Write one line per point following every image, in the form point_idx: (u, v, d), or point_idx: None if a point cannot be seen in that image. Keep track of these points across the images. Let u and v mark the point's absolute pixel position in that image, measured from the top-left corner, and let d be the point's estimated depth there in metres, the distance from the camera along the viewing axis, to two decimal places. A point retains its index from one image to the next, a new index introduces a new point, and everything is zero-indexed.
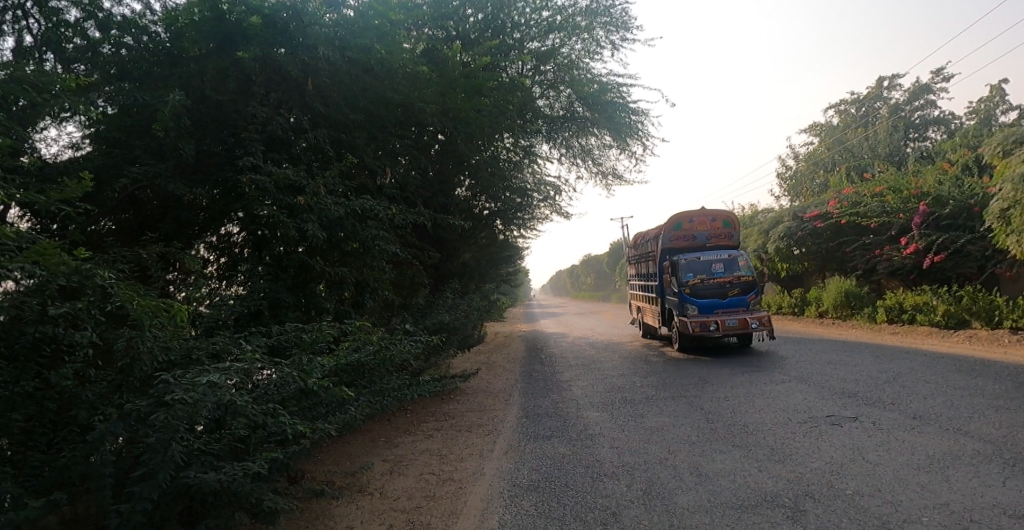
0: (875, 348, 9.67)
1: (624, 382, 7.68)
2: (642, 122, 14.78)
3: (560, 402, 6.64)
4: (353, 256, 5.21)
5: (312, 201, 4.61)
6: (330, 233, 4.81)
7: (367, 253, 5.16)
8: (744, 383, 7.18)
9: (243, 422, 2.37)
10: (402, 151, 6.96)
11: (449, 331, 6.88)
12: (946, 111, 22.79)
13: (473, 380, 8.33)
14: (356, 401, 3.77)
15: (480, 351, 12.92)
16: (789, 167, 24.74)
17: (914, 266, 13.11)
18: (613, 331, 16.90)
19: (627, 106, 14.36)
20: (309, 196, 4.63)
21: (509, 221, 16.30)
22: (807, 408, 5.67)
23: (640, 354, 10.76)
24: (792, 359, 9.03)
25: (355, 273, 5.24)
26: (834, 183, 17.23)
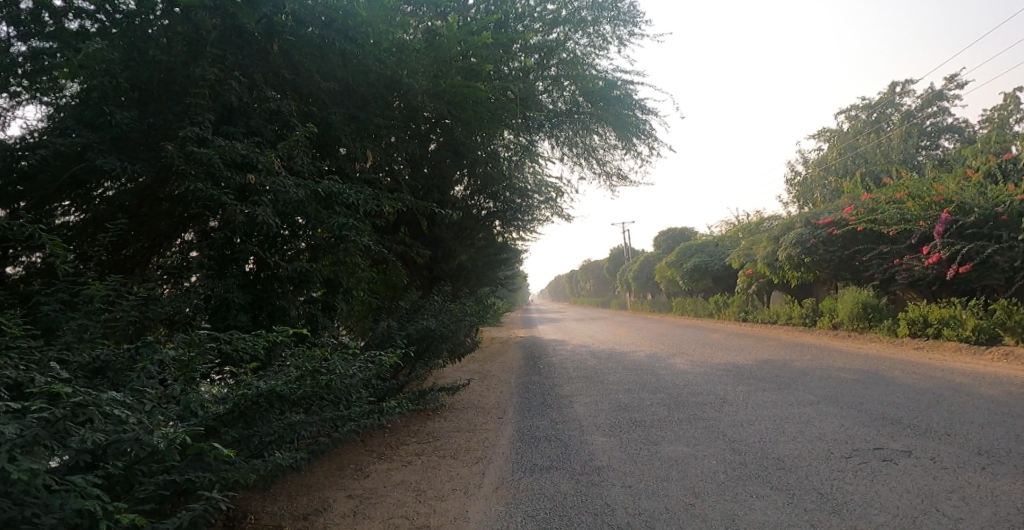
0: (901, 363, 8.90)
1: (631, 398, 6.95)
2: (650, 122, 14.03)
3: (560, 423, 5.82)
4: (323, 250, 4.48)
5: (266, 180, 3.88)
6: (290, 219, 4.06)
7: (338, 244, 4.42)
8: (767, 403, 6.39)
9: (72, 489, 1.61)
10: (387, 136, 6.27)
11: (436, 339, 6.11)
12: (958, 119, 22.19)
13: (465, 392, 7.58)
14: (307, 428, 3.01)
15: (475, 358, 12.23)
16: (798, 172, 24.10)
17: (937, 276, 12.35)
18: (614, 340, 16.11)
19: (634, 104, 13.59)
20: (262, 174, 3.90)
21: (509, 221, 15.62)
22: (849, 439, 4.88)
23: (646, 365, 10.06)
24: (813, 374, 8.26)
25: (325, 270, 4.50)
26: (847, 190, 16.53)
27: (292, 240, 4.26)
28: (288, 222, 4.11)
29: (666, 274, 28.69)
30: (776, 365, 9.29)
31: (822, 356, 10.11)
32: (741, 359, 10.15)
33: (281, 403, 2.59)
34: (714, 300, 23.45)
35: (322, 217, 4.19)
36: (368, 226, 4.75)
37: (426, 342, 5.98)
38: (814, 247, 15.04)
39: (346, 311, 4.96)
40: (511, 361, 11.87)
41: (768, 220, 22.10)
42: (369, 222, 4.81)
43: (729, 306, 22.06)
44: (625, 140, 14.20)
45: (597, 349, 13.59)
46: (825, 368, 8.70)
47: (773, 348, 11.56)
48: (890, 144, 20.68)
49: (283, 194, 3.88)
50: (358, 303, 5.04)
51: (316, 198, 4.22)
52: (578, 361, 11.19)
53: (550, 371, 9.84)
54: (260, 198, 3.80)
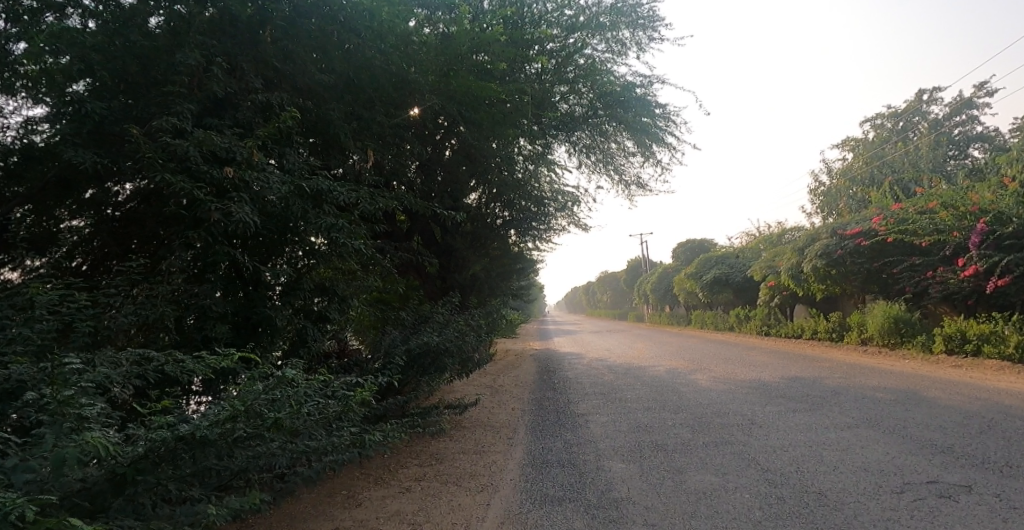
0: (940, 382, 8.25)
1: (649, 418, 6.49)
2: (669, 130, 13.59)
3: (571, 445, 5.37)
4: (315, 253, 4.22)
5: (246, 175, 3.64)
6: (272, 219, 3.82)
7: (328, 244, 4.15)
8: (797, 426, 5.87)
9: None
10: (390, 136, 6.02)
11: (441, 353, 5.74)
12: (991, 127, 21.31)
13: (473, 409, 7.18)
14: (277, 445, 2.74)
15: (487, 372, 11.79)
16: (822, 182, 23.44)
17: (974, 290, 11.62)
18: (631, 354, 15.58)
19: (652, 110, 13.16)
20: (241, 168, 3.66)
21: (523, 231, 15.28)
22: (895, 470, 4.36)
23: (665, 381, 9.57)
24: (846, 393, 7.68)
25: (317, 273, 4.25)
26: (875, 200, 15.89)
27: (278, 243, 4.03)
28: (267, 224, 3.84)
29: (684, 286, 28.10)
30: (804, 383, 8.72)
31: (853, 373, 9.49)
32: (766, 376, 9.61)
33: (215, 440, 2.25)
34: (734, 313, 22.77)
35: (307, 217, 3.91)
36: (364, 231, 4.45)
37: (429, 357, 5.61)
38: (840, 258, 14.39)
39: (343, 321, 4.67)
40: (523, 376, 11.44)
41: (790, 231, 21.47)
42: (365, 227, 4.51)
43: (751, 320, 21.35)
44: (642, 147, 13.77)
45: (613, 363, 13.05)
46: (857, 387, 8.11)
47: (798, 365, 10.97)
48: (917, 151, 19.93)
49: (264, 191, 3.65)
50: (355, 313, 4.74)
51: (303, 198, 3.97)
52: (593, 376, 10.73)
53: (565, 387, 9.39)
54: (237, 196, 3.56)
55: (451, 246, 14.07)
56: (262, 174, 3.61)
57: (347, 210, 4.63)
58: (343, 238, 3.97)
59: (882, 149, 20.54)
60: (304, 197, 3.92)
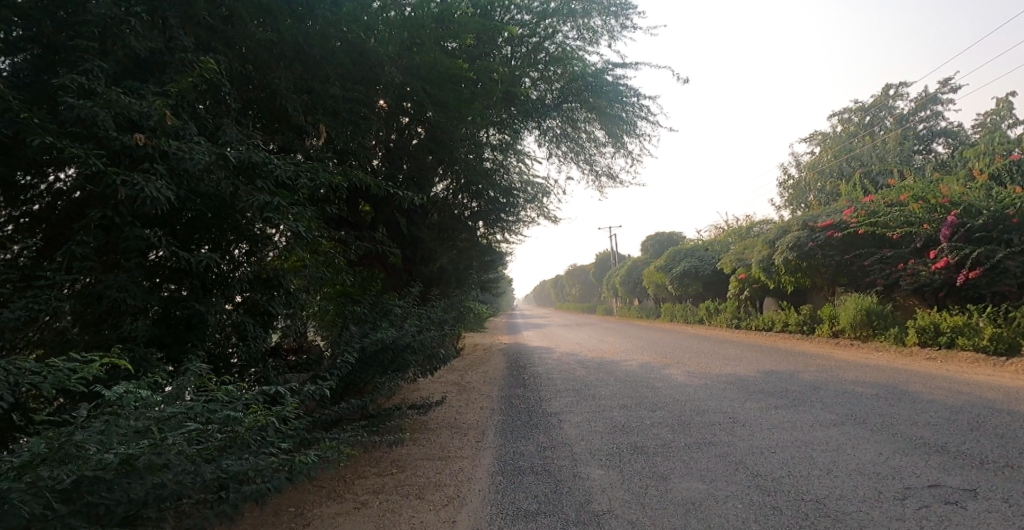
0: (915, 374, 8.20)
1: (626, 417, 6.14)
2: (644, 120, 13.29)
3: (546, 449, 4.96)
4: (260, 240, 3.71)
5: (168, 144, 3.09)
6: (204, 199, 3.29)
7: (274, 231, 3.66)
8: (782, 424, 5.61)
9: None
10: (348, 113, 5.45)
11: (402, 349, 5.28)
12: (951, 124, 21.91)
13: (439, 409, 6.71)
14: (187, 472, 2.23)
15: (456, 368, 11.32)
16: (790, 175, 23.71)
17: (944, 282, 11.72)
18: (603, 347, 15.36)
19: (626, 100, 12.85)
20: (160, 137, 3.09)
21: (493, 222, 14.82)
22: (894, 473, 4.07)
23: (639, 376, 9.29)
24: (825, 387, 7.52)
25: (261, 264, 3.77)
26: (845, 192, 16.02)
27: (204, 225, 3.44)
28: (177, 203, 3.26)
29: (655, 279, 28.19)
30: (781, 377, 8.56)
31: (829, 366, 9.39)
32: (741, 370, 9.45)
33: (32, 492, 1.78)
34: (704, 306, 22.89)
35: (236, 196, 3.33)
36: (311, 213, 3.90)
37: (390, 354, 5.11)
38: (812, 250, 14.43)
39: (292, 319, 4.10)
40: (494, 371, 11.04)
41: (759, 224, 21.63)
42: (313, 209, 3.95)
43: (720, 313, 21.45)
44: (616, 138, 13.45)
45: (585, 358, 12.74)
46: (835, 380, 7.97)
47: (772, 357, 10.89)
48: (883, 146, 20.28)
49: (183, 162, 3.06)
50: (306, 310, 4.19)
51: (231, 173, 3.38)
52: (565, 371, 10.40)
53: (536, 383, 9.00)
54: (150, 168, 2.97)
55: (417, 237, 13.72)
56: (179, 145, 3.02)
57: (290, 189, 4.06)
58: (283, 222, 3.40)
59: (850, 144, 20.82)
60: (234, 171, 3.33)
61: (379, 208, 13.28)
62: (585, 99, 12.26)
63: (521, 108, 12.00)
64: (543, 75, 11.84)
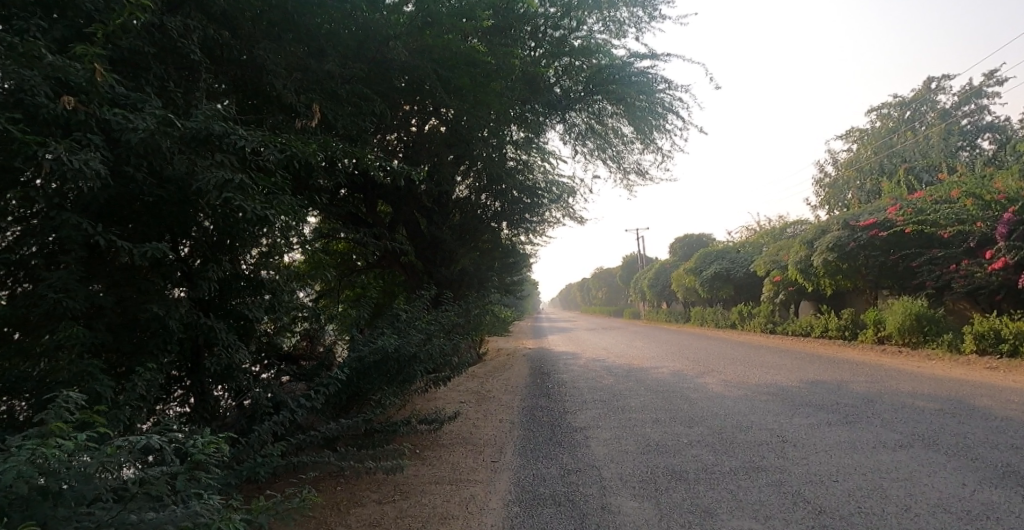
0: (980, 387, 7.35)
1: (659, 434, 5.55)
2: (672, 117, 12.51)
3: (570, 474, 4.39)
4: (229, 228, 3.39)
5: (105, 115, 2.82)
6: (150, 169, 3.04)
7: (236, 222, 3.34)
8: (837, 446, 4.92)
9: None
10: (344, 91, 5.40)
11: (408, 357, 4.81)
12: (1000, 118, 20.58)
13: (454, 424, 6.21)
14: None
15: (475, 375, 10.81)
16: (826, 173, 22.62)
17: (1004, 284, 10.66)
18: (630, 353, 14.66)
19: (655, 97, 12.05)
20: (95, 107, 2.83)
21: (515, 223, 14.40)
22: (985, 512, 3.39)
23: (669, 385, 8.67)
24: (878, 401, 6.77)
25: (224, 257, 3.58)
26: (887, 189, 15.05)
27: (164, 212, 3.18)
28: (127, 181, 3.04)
29: (684, 282, 27.28)
30: (827, 388, 7.80)
31: (877, 376, 8.60)
32: (782, 379, 8.70)
33: None
34: (737, 310, 21.90)
35: (191, 170, 3.08)
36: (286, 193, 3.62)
37: (392, 364, 4.67)
38: (854, 251, 13.46)
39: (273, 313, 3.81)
40: (515, 378, 10.49)
41: (793, 225, 20.66)
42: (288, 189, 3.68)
43: (755, 317, 20.47)
44: (643, 136, 12.71)
45: (610, 365, 12.09)
46: (889, 393, 7.20)
47: (813, 365, 10.10)
48: (927, 140, 19.12)
49: (125, 133, 2.82)
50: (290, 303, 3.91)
51: (186, 147, 3.13)
52: (591, 379, 9.83)
53: (560, 392, 8.46)
54: (83, 138, 2.71)
55: (437, 237, 13.42)
56: (120, 113, 2.79)
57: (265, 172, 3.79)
58: (242, 202, 3.12)
59: (891, 138, 19.71)
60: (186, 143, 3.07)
61: (399, 208, 12.96)
62: (609, 94, 11.66)
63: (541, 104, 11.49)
64: (564, 69, 11.27)
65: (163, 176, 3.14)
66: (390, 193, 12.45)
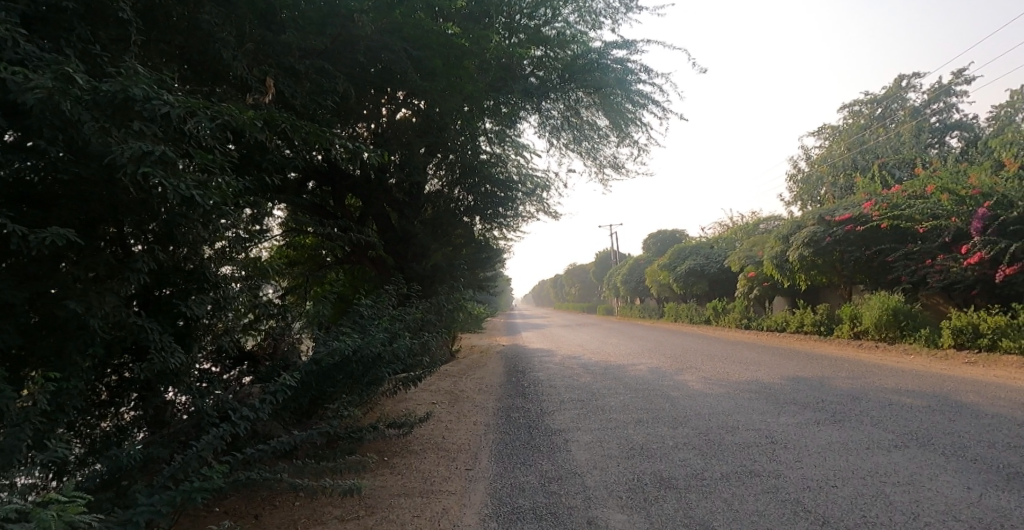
0: (962, 382, 7.29)
1: (642, 436, 5.26)
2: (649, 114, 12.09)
3: (551, 483, 4.02)
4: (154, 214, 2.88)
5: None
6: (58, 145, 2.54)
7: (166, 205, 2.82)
8: (831, 447, 4.68)
9: None
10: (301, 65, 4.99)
11: (373, 358, 4.40)
12: (966, 117, 21.06)
13: (425, 427, 5.81)
14: None
15: (450, 374, 10.40)
16: (800, 169, 22.89)
17: (979, 279, 10.78)
18: (607, 349, 14.43)
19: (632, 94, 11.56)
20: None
21: (490, 216, 13.99)
22: (1001, 519, 3.16)
23: (650, 383, 8.43)
24: (863, 398, 6.62)
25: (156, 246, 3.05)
26: (861, 185, 15.17)
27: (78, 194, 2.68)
28: (31, 156, 2.57)
29: (658, 278, 27.32)
30: (809, 385, 7.64)
31: (857, 371, 8.52)
32: (764, 376, 8.55)
33: None
34: (711, 306, 21.96)
35: (106, 144, 2.60)
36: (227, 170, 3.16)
37: (353, 364, 4.23)
38: (829, 246, 13.49)
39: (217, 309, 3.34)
40: (491, 377, 10.10)
41: (767, 221, 20.82)
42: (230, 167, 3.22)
43: (729, 313, 20.55)
44: (620, 132, 12.29)
45: (588, 361, 11.83)
46: (872, 389, 7.09)
47: (792, 361, 10.02)
48: (897, 138, 19.43)
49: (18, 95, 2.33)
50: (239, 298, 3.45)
51: (100, 114, 2.65)
52: (569, 376, 9.55)
53: (538, 390, 8.13)
54: None
55: (409, 231, 12.93)
56: (16, 69, 2.30)
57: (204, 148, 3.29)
58: (167, 180, 2.61)
59: (862, 136, 19.95)
60: (101, 108, 2.58)
61: (369, 200, 12.43)
62: (585, 83, 10.97)
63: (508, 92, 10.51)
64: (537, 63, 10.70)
65: (77, 149, 2.66)
66: (359, 184, 11.91)
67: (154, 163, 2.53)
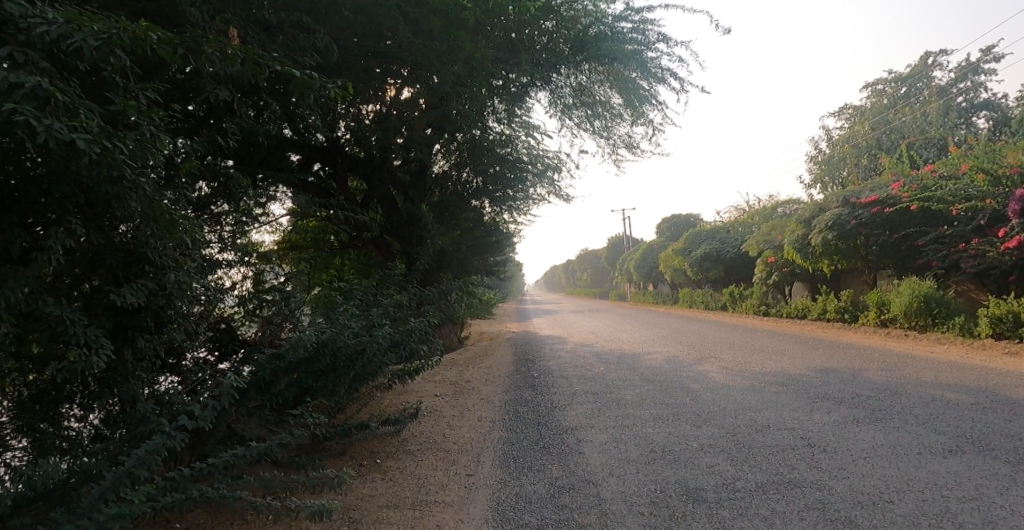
0: (1006, 376, 6.69)
1: (660, 436, 4.78)
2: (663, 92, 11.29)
3: (561, 493, 3.56)
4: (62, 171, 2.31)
5: None
6: None
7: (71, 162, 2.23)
8: (874, 452, 4.17)
9: None
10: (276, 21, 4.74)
11: (358, 350, 3.94)
12: (996, 95, 20.00)
13: (425, 426, 5.39)
14: None
15: (455, 363, 9.99)
16: (820, 150, 22.01)
17: (1015, 265, 9.97)
18: (619, 337, 13.95)
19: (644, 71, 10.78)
20: None
21: (498, 199, 13.45)
22: None
23: (666, 374, 7.95)
24: (900, 393, 6.06)
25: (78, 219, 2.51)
26: (888, 165, 14.40)
27: None
28: None
29: (672, 263, 26.72)
30: (839, 377, 7.09)
31: (887, 363, 7.94)
32: (788, 367, 8.02)
33: None
34: (727, 292, 21.35)
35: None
36: (151, 121, 2.62)
37: (328, 350, 3.77)
38: (854, 229, 12.68)
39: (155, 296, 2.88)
40: (498, 366, 9.67)
41: (785, 205, 20.08)
42: (156, 119, 2.69)
43: (745, 299, 19.94)
44: (632, 110, 11.58)
45: (599, 350, 11.39)
46: (908, 384, 6.51)
47: (816, 351, 9.47)
48: (924, 117, 18.46)
49: None
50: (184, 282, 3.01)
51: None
52: (579, 366, 9.11)
53: (547, 382, 7.69)
54: None
55: (414, 214, 12.46)
56: None
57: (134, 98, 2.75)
58: (45, 118, 1.99)
59: (888, 115, 18.98)
60: None
61: (372, 182, 11.98)
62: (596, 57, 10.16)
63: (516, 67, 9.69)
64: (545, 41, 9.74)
65: None
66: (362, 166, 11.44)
67: (25, 99, 1.98)
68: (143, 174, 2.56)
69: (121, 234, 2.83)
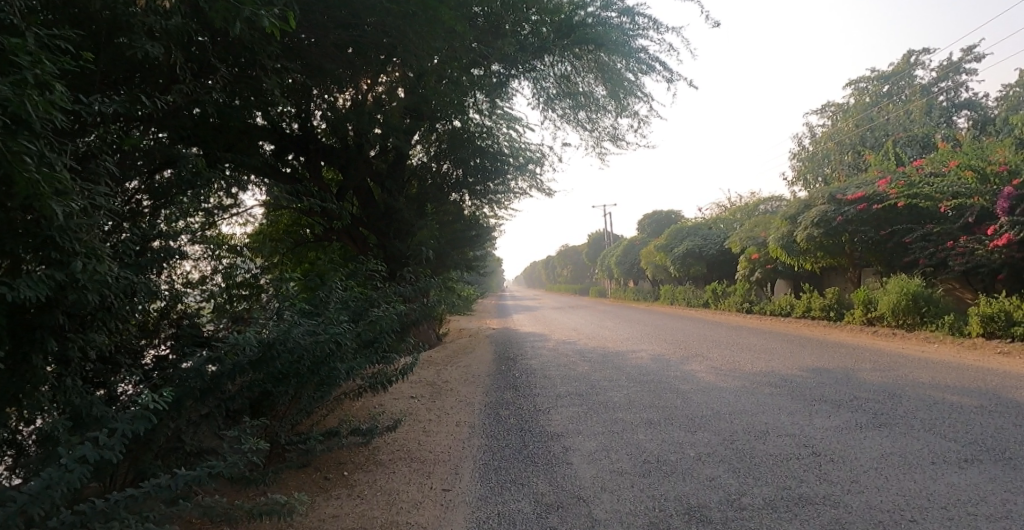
0: (1002, 376, 6.50)
1: (654, 444, 4.42)
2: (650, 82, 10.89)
3: (550, 513, 3.14)
4: None
5: None
6: None
7: None
8: (889, 463, 3.84)
9: None
10: None
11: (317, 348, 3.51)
12: (975, 96, 20.17)
13: (398, 433, 4.94)
14: None
15: (434, 361, 9.53)
16: (803, 148, 21.98)
17: (1005, 263, 9.89)
18: (603, 335, 13.63)
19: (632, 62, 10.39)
20: None
21: (479, 191, 13.01)
22: None
23: (654, 374, 7.60)
24: (899, 395, 5.80)
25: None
26: (873, 161, 14.30)
27: None
28: None
29: (654, 259, 26.55)
30: (834, 378, 6.82)
31: (879, 362, 7.72)
32: (780, 366, 7.75)
33: None
34: (710, 289, 21.24)
35: None
36: (52, 71, 2.19)
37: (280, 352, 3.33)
38: (840, 226, 12.47)
39: (67, 288, 2.40)
40: (478, 365, 9.24)
41: (768, 202, 20.00)
42: (58, 68, 2.26)
43: (728, 297, 19.85)
44: (618, 102, 11.18)
45: (583, 348, 11.04)
46: (906, 385, 6.26)
47: (805, 350, 9.25)
48: (907, 115, 18.46)
49: None
50: (106, 274, 2.52)
51: None
52: (563, 365, 8.73)
53: (529, 382, 7.27)
54: None
55: (391, 206, 11.90)
56: None
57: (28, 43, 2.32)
58: None
59: (872, 112, 18.93)
60: None
61: (348, 172, 11.40)
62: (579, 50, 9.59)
63: (497, 53, 9.06)
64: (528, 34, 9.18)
65: None
66: (337, 155, 10.88)
67: None
68: (41, 135, 2.18)
69: (26, 216, 2.36)
